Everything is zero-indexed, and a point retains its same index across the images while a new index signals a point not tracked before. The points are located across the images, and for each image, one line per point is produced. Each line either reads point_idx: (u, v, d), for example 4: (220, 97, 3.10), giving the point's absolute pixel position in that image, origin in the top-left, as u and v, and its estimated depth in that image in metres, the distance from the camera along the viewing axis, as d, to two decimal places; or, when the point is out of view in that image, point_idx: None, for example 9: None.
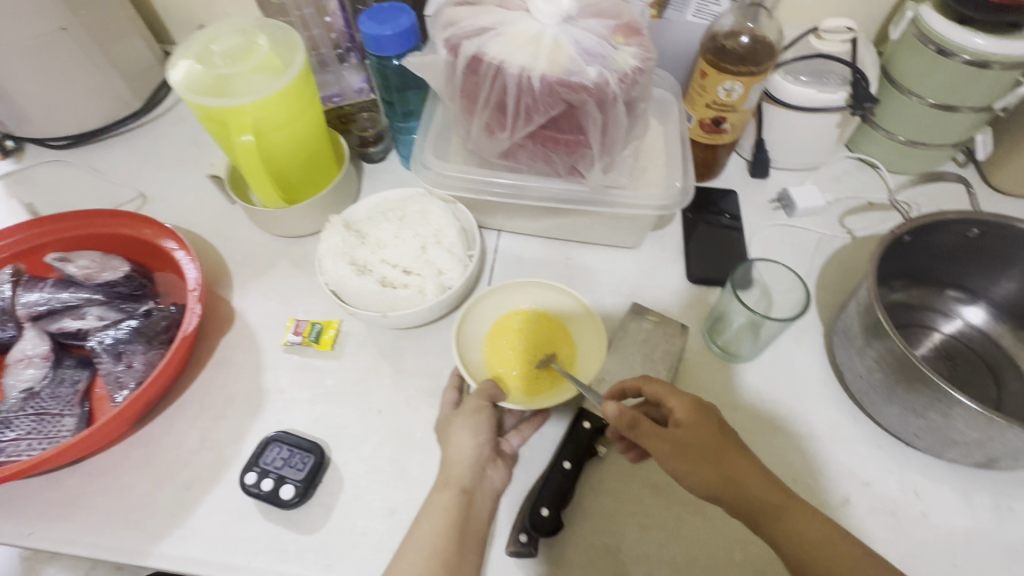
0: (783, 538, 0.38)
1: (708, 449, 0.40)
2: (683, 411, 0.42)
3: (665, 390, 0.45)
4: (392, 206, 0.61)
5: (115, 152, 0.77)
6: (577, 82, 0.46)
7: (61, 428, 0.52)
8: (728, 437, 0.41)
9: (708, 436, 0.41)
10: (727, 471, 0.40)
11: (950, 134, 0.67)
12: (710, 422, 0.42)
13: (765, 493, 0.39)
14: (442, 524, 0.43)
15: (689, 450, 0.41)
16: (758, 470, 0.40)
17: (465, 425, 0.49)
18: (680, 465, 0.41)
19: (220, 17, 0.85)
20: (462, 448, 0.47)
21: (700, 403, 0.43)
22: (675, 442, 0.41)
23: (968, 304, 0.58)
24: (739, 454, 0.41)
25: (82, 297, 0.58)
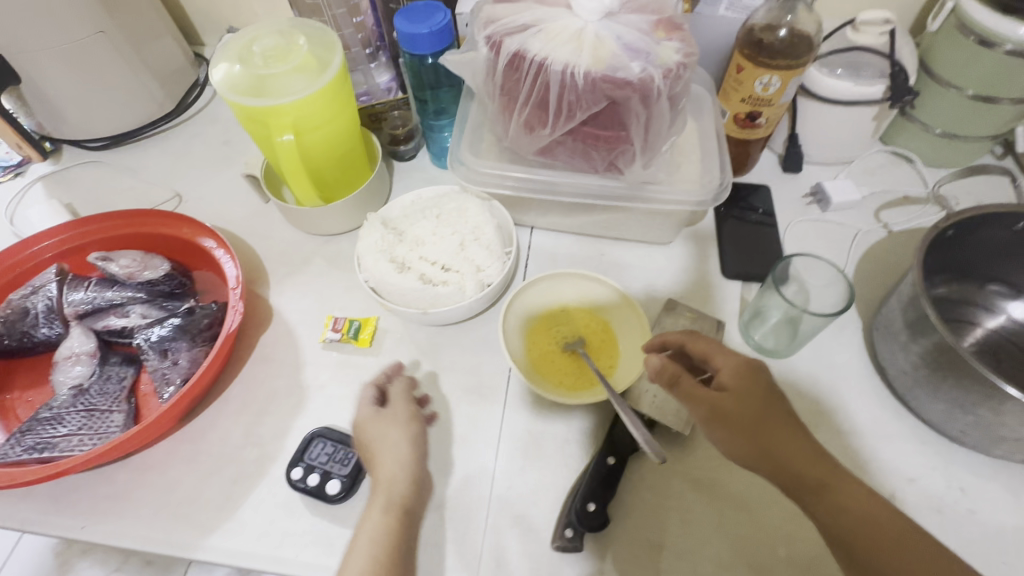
0: (824, 513, 0.38)
1: (750, 420, 0.40)
2: (729, 375, 0.42)
3: (712, 348, 0.45)
4: (427, 203, 0.61)
5: (150, 153, 0.79)
6: (622, 77, 0.46)
7: (110, 424, 0.53)
8: (775, 410, 0.41)
9: (751, 404, 0.41)
10: (771, 446, 0.40)
11: (990, 125, 0.66)
12: (756, 389, 0.42)
13: (811, 469, 0.39)
14: (382, 542, 0.44)
15: (728, 416, 0.41)
16: (802, 444, 0.40)
17: (401, 442, 0.49)
18: (716, 429, 0.41)
19: (249, 17, 0.85)
20: (397, 461, 0.48)
21: (748, 366, 0.43)
22: (714, 407, 0.41)
23: (1012, 300, 0.57)
24: (785, 429, 0.40)
25: (126, 296, 0.59)
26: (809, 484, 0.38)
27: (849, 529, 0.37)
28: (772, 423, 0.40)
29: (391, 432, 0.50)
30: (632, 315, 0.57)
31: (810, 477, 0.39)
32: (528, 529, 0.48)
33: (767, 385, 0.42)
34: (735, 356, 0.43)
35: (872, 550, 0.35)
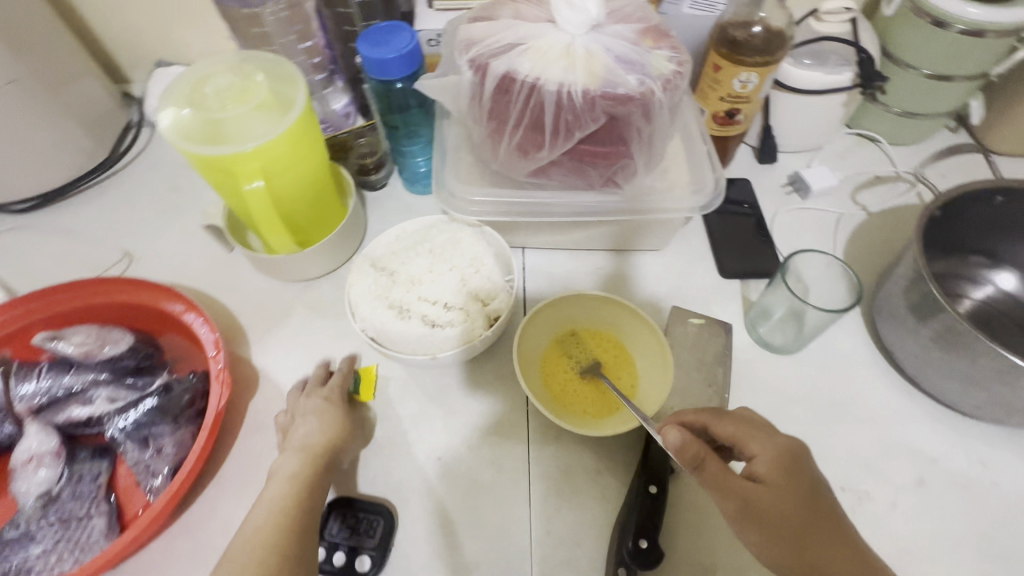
0: None
1: (788, 523, 0.39)
2: (765, 466, 0.41)
3: (745, 428, 0.43)
4: (414, 237, 0.57)
5: (87, 210, 0.70)
6: (621, 92, 0.44)
7: (91, 532, 0.46)
8: (812, 512, 0.40)
9: (789, 502, 0.40)
10: (812, 557, 0.38)
11: (947, 102, 0.68)
12: (792, 484, 0.40)
13: None
14: (292, 479, 0.44)
15: (762, 513, 0.39)
16: (842, 554, 0.39)
17: (319, 402, 0.50)
18: (749, 526, 0.39)
19: (179, 49, 0.78)
20: (310, 427, 0.48)
21: (785, 455, 0.41)
22: (748, 501, 0.40)
23: (996, 270, 0.59)
24: (823, 537, 0.39)
25: (87, 379, 0.53)
26: None
27: None
28: (811, 528, 0.39)
29: (309, 399, 0.51)
30: (638, 323, 0.55)
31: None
32: (575, 572, 0.46)
33: (804, 477, 0.41)
34: (770, 442, 0.42)
35: None
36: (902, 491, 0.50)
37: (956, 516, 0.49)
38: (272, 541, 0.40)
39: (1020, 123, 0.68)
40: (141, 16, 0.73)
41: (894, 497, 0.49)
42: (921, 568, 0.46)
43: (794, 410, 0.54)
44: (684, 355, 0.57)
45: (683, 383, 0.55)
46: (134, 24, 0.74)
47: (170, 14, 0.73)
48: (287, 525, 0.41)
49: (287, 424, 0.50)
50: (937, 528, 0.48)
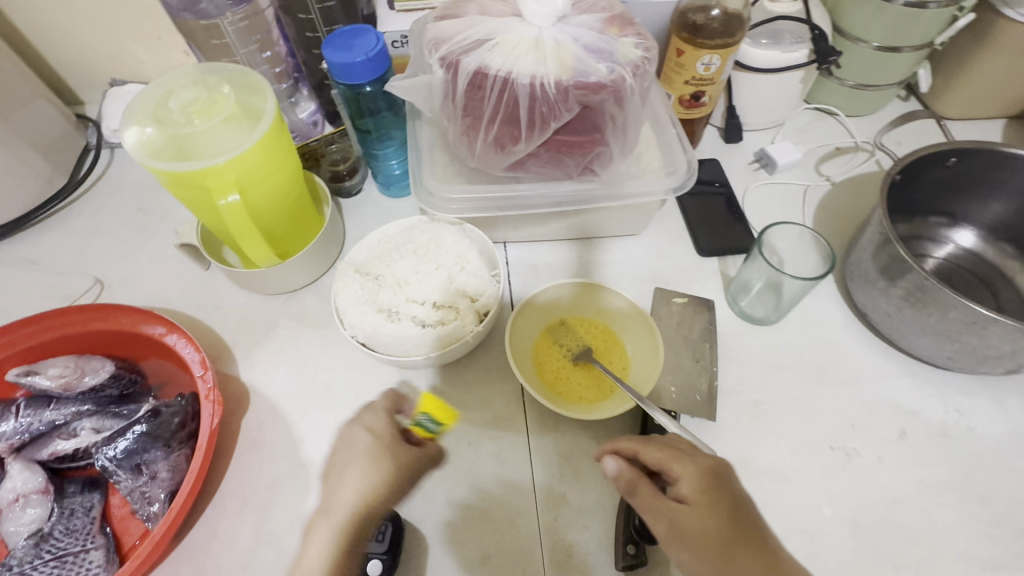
0: None
1: (710, 542, 0.34)
2: (688, 485, 0.37)
3: (672, 450, 0.40)
4: (396, 240, 0.57)
5: (50, 238, 0.68)
6: (593, 81, 0.45)
7: (89, 565, 0.45)
8: (741, 534, 0.34)
9: (714, 522, 0.35)
10: None
11: (896, 73, 0.71)
12: (718, 502, 0.36)
13: None
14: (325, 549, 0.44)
15: (686, 535, 0.35)
16: None
17: (366, 452, 0.48)
18: (678, 555, 0.35)
19: (134, 65, 0.76)
20: (348, 485, 0.47)
21: (709, 473, 0.37)
22: (671, 521, 0.36)
23: (954, 228, 0.63)
24: (756, 558, 0.33)
25: (69, 412, 0.51)
26: None
27: None
28: (740, 548, 0.34)
29: (355, 439, 0.50)
30: (625, 304, 0.56)
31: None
32: (586, 555, 0.47)
33: (732, 496, 0.36)
34: (695, 461, 0.38)
35: None
36: (887, 444, 0.52)
37: (939, 463, 0.51)
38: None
39: (965, 88, 0.72)
40: (91, 35, 0.71)
41: (880, 451, 0.52)
42: (911, 515, 0.48)
43: (780, 378, 0.56)
44: (671, 334, 0.58)
45: (673, 361, 0.56)
46: (84, 43, 0.72)
47: (121, 31, 0.71)
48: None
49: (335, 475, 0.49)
50: (922, 476, 0.50)
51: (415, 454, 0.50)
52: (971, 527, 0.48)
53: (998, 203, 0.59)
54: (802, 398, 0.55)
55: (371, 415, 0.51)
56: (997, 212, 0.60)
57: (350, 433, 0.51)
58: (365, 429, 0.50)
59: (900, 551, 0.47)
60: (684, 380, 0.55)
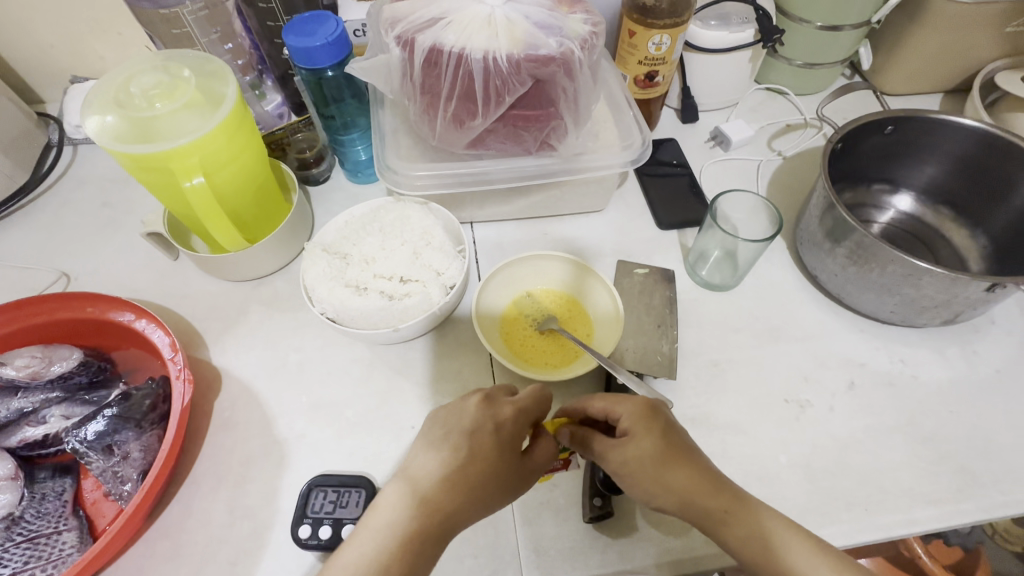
0: (733, 540, 0.39)
1: (652, 464, 0.40)
2: (628, 420, 0.42)
3: (610, 396, 0.44)
4: (363, 219, 0.59)
5: (13, 234, 0.67)
6: (543, 54, 0.47)
7: (63, 546, 0.45)
8: (674, 450, 0.41)
9: (650, 446, 0.40)
10: (673, 486, 0.40)
11: (839, 51, 0.75)
12: (656, 431, 0.41)
13: (716, 500, 0.40)
14: (390, 539, 0.36)
15: (629, 464, 0.41)
16: (700, 473, 0.40)
17: (481, 441, 0.40)
18: (627, 481, 0.41)
19: (94, 62, 0.75)
20: (452, 470, 0.39)
21: (645, 407, 0.42)
22: (615, 459, 0.41)
23: (895, 194, 0.66)
24: (683, 466, 0.40)
25: (38, 400, 0.51)
26: (716, 515, 0.39)
27: (756, 552, 0.38)
28: (672, 463, 0.40)
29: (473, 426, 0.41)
30: (588, 278, 0.59)
31: (715, 508, 0.39)
32: (555, 511, 0.48)
33: (666, 423, 0.42)
34: (630, 399, 0.43)
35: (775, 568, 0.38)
36: (838, 395, 0.55)
37: (886, 409, 0.54)
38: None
39: (903, 65, 0.76)
40: (48, 31, 0.71)
41: (832, 402, 0.54)
42: (860, 458, 0.51)
43: (737, 338, 0.59)
44: (633, 301, 0.61)
45: (635, 325, 0.58)
46: (42, 40, 0.72)
47: (81, 27, 0.71)
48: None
49: (423, 454, 0.41)
50: (870, 422, 0.53)
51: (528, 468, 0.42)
52: (915, 466, 0.51)
53: (932, 166, 0.63)
54: (758, 357, 0.58)
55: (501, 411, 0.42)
56: (931, 175, 0.63)
57: (461, 411, 0.42)
58: (493, 423, 0.41)
59: (850, 491, 0.49)
60: (646, 343, 0.57)
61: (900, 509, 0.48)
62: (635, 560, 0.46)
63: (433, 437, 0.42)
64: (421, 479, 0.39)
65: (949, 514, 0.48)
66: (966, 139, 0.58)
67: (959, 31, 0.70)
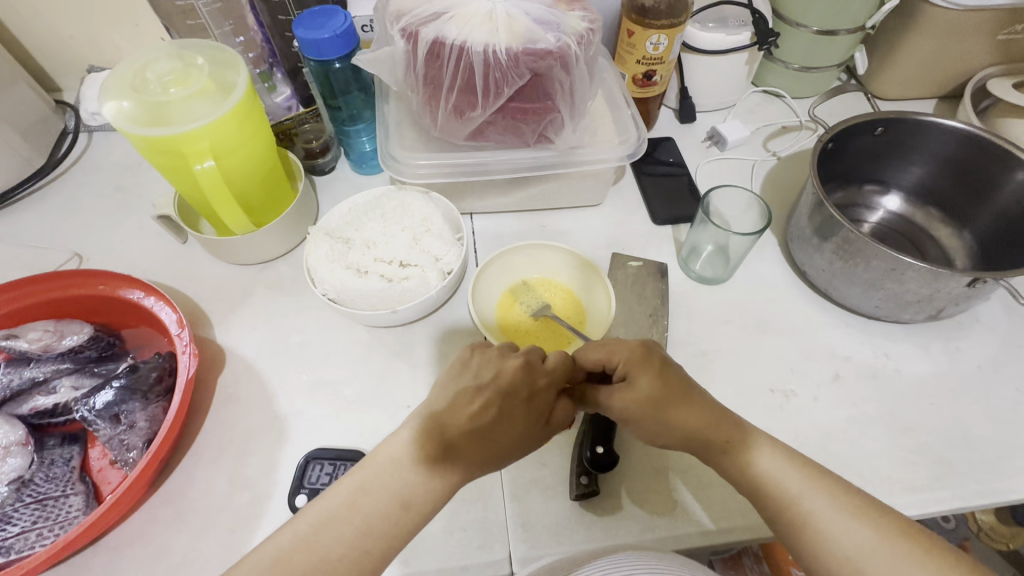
0: (735, 468, 0.43)
1: (654, 405, 0.43)
2: (626, 364, 0.44)
3: (603, 346, 0.46)
4: (365, 207, 0.61)
5: (29, 215, 0.70)
6: (541, 48, 0.49)
7: (69, 509, 0.47)
8: (673, 385, 0.43)
9: (650, 386, 0.43)
10: (676, 423, 0.43)
11: (834, 55, 0.77)
12: (653, 371, 0.43)
13: (718, 433, 0.43)
14: (406, 472, 0.40)
15: (632, 409, 0.43)
16: (700, 407, 0.43)
17: (513, 402, 0.42)
18: (638, 427, 0.44)
19: (111, 52, 0.78)
20: (476, 421, 0.41)
21: (640, 350, 0.44)
22: (620, 408, 0.44)
23: (884, 195, 0.68)
24: (685, 405, 0.43)
25: (49, 370, 0.53)
26: (719, 445, 0.43)
27: (758, 477, 0.42)
28: (673, 400, 0.43)
29: (505, 385, 0.42)
30: (584, 269, 0.61)
31: (718, 438, 0.43)
32: (544, 489, 0.50)
33: (661, 360, 0.44)
34: (624, 344, 0.45)
35: (777, 491, 0.41)
36: (822, 386, 0.56)
37: (869, 399, 0.56)
38: (353, 542, 0.38)
39: (897, 70, 0.78)
40: (68, 20, 0.73)
41: (816, 392, 0.56)
42: (842, 446, 0.53)
43: (726, 330, 0.60)
44: (626, 292, 0.62)
45: (626, 314, 0.60)
46: (62, 30, 0.74)
47: (99, 18, 0.74)
48: (382, 534, 0.39)
49: (452, 402, 0.42)
50: (853, 412, 0.55)
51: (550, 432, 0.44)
52: (896, 455, 0.52)
53: (920, 167, 0.64)
54: (746, 348, 0.59)
55: (534, 380, 0.43)
56: (918, 175, 0.65)
57: (499, 369, 0.43)
58: (529, 390, 0.43)
59: None
60: (635, 332, 0.59)
61: (878, 495, 0.50)
62: (619, 537, 0.47)
63: (466, 389, 0.42)
64: (449, 426, 0.41)
65: (926, 501, 0.49)
66: (953, 140, 0.59)
67: (951, 37, 0.72)
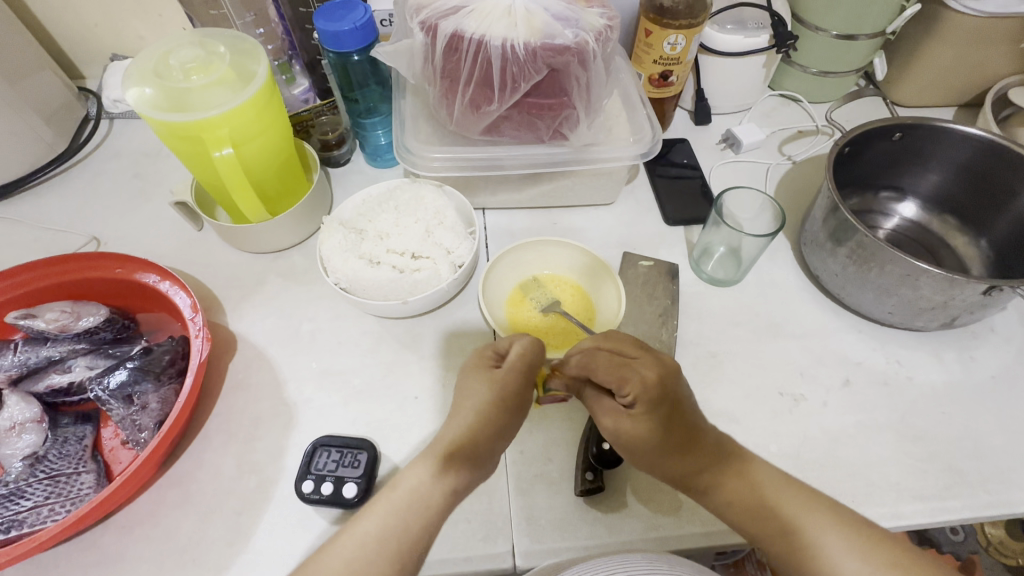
0: (720, 504, 0.44)
1: (646, 446, 0.45)
2: (634, 401, 0.45)
3: (620, 364, 0.46)
4: (379, 198, 0.62)
5: (50, 199, 0.71)
6: (560, 44, 0.49)
7: (81, 486, 0.48)
8: (673, 432, 0.45)
9: (650, 432, 0.45)
10: (661, 465, 0.45)
11: (854, 61, 0.76)
12: (657, 418, 0.45)
13: (701, 478, 0.44)
14: (405, 477, 0.43)
15: (624, 440, 0.46)
16: (689, 454, 0.45)
17: (472, 375, 0.48)
18: (625, 454, 0.47)
19: (133, 41, 0.79)
20: (455, 413, 0.46)
21: (655, 388, 0.45)
22: (617, 433, 0.46)
23: (900, 202, 0.68)
24: (678, 453, 0.45)
25: (65, 350, 0.54)
26: (699, 488, 0.45)
27: (745, 510, 0.43)
28: (668, 445, 0.45)
29: (467, 372, 0.49)
30: (591, 263, 0.61)
31: (700, 483, 0.44)
32: (549, 484, 0.50)
33: (673, 403, 0.45)
34: (642, 373, 0.45)
35: (764, 526, 0.42)
36: (831, 391, 0.56)
37: (879, 406, 0.55)
38: (380, 534, 0.39)
39: (916, 77, 0.77)
40: (94, 10, 0.75)
41: (825, 397, 0.55)
42: (851, 452, 0.52)
43: (736, 332, 0.60)
44: (636, 291, 0.62)
45: (636, 313, 0.60)
46: (87, 19, 0.76)
47: (124, 8, 0.75)
48: (401, 523, 0.40)
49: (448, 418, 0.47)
50: (863, 418, 0.54)
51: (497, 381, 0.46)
52: (904, 462, 0.51)
53: (939, 175, 0.64)
54: (756, 350, 0.59)
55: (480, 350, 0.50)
56: (936, 183, 0.64)
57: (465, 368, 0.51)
58: (475, 359, 0.50)
59: (838, 483, 0.50)
60: (644, 331, 0.59)
61: (886, 502, 0.49)
62: (622, 535, 0.47)
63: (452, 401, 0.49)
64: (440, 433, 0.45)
65: (935, 510, 0.49)
66: (971, 149, 0.59)
67: (973, 45, 0.71)
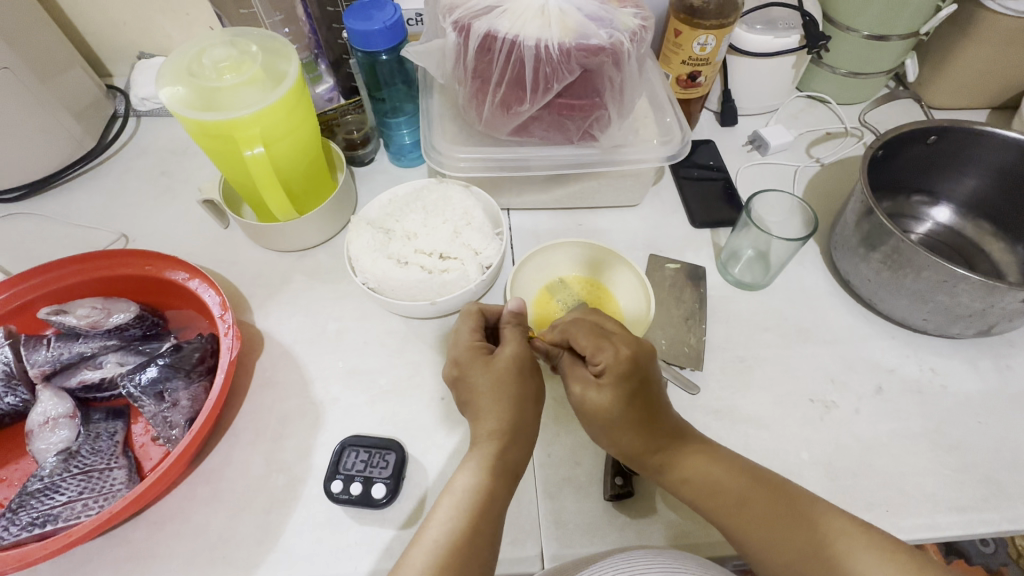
0: (681, 486, 0.45)
1: (605, 417, 0.46)
2: (603, 375, 0.45)
3: (598, 336, 0.47)
4: (406, 198, 0.62)
5: (79, 196, 0.72)
6: (593, 44, 0.49)
7: (113, 481, 0.48)
8: (632, 408, 0.45)
9: (611, 405, 0.45)
10: (613, 437, 0.46)
11: (885, 62, 0.75)
12: (620, 394, 0.45)
13: (656, 455, 0.46)
14: (460, 484, 0.42)
15: (584, 408, 0.47)
16: (644, 434, 0.45)
17: (484, 372, 0.46)
18: (584, 420, 0.48)
19: (161, 39, 0.80)
20: (484, 410, 0.45)
21: (626, 366, 0.45)
22: (579, 400, 0.47)
23: (934, 206, 0.66)
24: (634, 429, 0.45)
25: (96, 346, 0.55)
26: (654, 467, 0.46)
27: (703, 495, 0.44)
28: (624, 422, 0.45)
29: (471, 363, 0.47)
30: (616, 265, 0.61)
31: (652, 462, 0.46)
32: (577, 488, 0.50)
33: (640, 382, 0.45)
34: (616, 348, 0.46)
35: (727, 516, 0.43)
36: (863, 399, 0.55)
37: (913, 415, 0.54)
38: (453, 538, 0.39)
39: (950, 78, 0.75)
40: (123, 9, 0.75)
41: (857, 404, 0.55)
42: (885, 461, 0.51)
43: (764, 336, 0.59)
44: (662, 294, 0.62)
45: (664, 316, 0.59)
46: (116, 18, 0.76)
47: (152, 7, 0.75)
48: (477, 520, 0.40)
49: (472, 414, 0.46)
50: (897, 427, 0.53)
51: (497, 369, 0.46)
52: (941, 473, 0.50)
53: (976, 180, 0.63)
54: (785, 355, 0.58)
55: (472, 345, 0.48)
56: (972, 187, 0.63)
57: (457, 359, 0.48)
58: (473, 358, 0.47)
59: (871, 492, 0.50)
60: (673, 336, 0.58)
61: (922, 513, 0.48)
62: (651, 540, 0.47)
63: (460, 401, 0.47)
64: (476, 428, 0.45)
65: (972, 522, 0.48)
66: (1008, 151, 0.58)
67: (1009, 47, 0.70)
